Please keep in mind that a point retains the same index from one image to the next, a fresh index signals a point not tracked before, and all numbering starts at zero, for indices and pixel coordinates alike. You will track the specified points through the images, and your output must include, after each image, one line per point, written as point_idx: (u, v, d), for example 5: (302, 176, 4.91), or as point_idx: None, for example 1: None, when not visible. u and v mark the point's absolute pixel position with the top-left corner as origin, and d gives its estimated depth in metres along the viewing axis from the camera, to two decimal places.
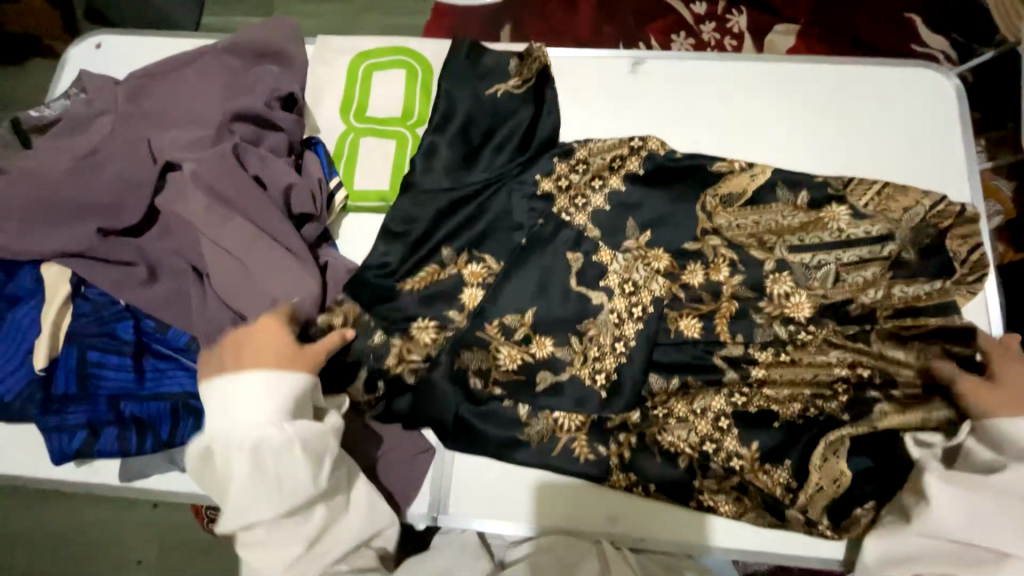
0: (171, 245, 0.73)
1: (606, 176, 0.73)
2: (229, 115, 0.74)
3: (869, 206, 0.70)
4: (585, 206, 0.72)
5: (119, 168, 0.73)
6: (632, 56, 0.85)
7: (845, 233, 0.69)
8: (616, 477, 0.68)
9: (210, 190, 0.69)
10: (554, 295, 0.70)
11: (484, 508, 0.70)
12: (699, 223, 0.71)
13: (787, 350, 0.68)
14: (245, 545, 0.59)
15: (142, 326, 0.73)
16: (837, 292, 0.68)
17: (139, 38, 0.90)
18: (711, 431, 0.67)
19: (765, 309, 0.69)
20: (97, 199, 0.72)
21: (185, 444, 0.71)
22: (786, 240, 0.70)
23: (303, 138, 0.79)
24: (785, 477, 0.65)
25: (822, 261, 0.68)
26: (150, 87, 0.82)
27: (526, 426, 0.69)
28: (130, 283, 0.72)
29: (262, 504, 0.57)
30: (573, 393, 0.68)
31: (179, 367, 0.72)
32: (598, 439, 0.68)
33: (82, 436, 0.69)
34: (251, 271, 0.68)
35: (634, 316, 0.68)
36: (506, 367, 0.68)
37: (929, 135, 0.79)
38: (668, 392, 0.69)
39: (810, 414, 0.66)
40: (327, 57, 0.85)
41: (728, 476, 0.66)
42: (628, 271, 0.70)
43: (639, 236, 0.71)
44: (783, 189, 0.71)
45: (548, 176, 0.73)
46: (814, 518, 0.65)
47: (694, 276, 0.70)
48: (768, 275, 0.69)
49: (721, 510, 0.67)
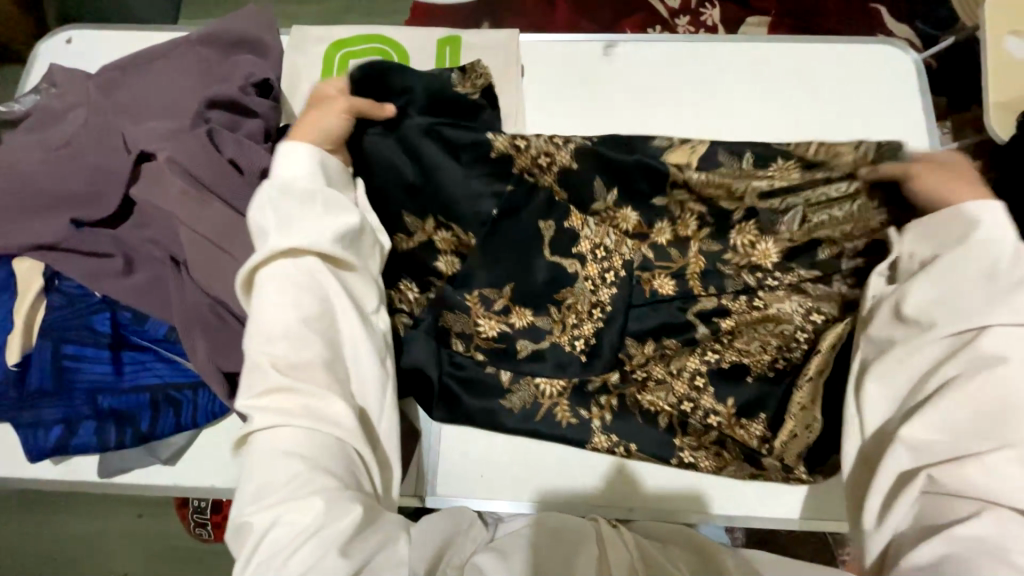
0: (148, 235, 0.72)
1: (564, 134, 0.71)
2: (203, 102, 0.73)
3: (820, 151, 0.69)
4: (551, 164, 0.69)
5: (94, 159, 0.73)
6: (605, 39, 0.86)
7: (805, 176, 0.69)
8: (598, 438, 0.70)
9: (185, 176, 0.69)
10: (524, 274, 0.69)
11: (472, 484, 0.71)
12: (670, 176, 0.70)
13: (757, 296, 0.70)
14: (263, 288, 0.57)
15: (119, 318, 0.71)
16: (804, 232, 0.69)
17: (111, 32, 0.89)
18: (689, 391, 0.69)
19: (732, 260, 0.71)
20: (72, 190, 0.71)
21: (167, 436, 0.70)
22: (754, 185, 0.69)
23: (279, 126, 0.78)
24: (761, 430, 0.68)
25: (792, 203, 0.69)
26: (124, 78, 0.81)
27: (509, 393, 0.70)
28: (105, 274, 0.70)
29: (297, 237, 0.58)
30: (552, 363, 0.69)
31: (159, 359, 0.71)
32: (579, 402, 0.70)
33: (61, 430, 0.68)
34: (233, 258, 0.68)
35: (608, 280, 0.70)
36: (487, 335, 0.70)
37: (894, 104, 0.82)
38: (645, 352, 0.71)
39: (780, 364, 0.69)
40: (303, 47, 0.86)
41: (707, 431, 0.69)
42: (600, 236, 0.71)
43: (607, 196, 0.71)
44: (727, 150, 0.71)
45: (503, 134, 0.68)
46: (788, 463, 0.67)
47: (662, 234, 0.72)
48: (734, 226, 0.71)
49: (702, 466, 0.69)
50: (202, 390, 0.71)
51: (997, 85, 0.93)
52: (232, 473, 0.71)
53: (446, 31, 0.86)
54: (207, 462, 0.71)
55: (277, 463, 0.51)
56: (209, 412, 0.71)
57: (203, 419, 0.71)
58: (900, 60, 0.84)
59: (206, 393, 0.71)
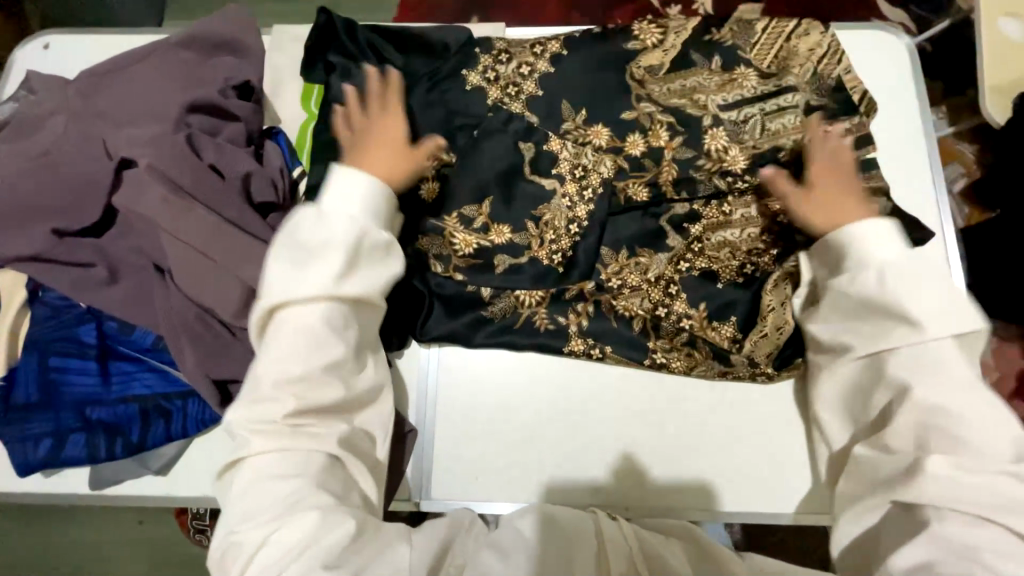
0: (132, 243, 0.71)
1: (533, 62, 0.75)
2: (183, 107, 0.72)
3: (771, 67, 0.73)
4: (518, 93, 0.74)
5: (71, 166, 0.71)
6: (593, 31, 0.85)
7: (758, 90, 0.72)
8: (575, 342, 0.73)
9: (165, 182, 0.67)
10: (502, 178, 0.72)
11: (466, 488, 0.71)
12: (633, 91, 0.73)
13: (725, 202, 0.72)
14: (283, 323, 0.56)
15: (105, 328, 0.71)
16: (766, 142, 0.71)
17: (89, 36, 0.87)
18: (663, 296, 0.73)
19: (704, 166, 0.72)
20: (51, 199, 0.70)
21: (158, 446, 0.69)
22: (713, 99, 0.72)
23: (263, 129, 0.78)
24: (731, 331, 0.72)
25: (749, 114, 0.72)
26: (101, 81, 0.78)
27: (490, 304, 0.73)
28: (89, 283, 0.69)
29: (352, 287, 0.58)
30: (530, 273, 0.71)
31: (147, 368, 0.71)
32: (558, 311, 0.73)
33: (49, 444, 0.67)
34: (217, 264, 0.67)
35: (585, 197, 0.72)
36: (464, 253, 0.72)
37: (890, 90, 0.81)
38: (620, 262, 0.73)
39: (748, 271, 0.72)
40: (285, 46, 0.84)
41: (679, 333, 0.72)
42: (579, 157, 0.72)
43: (575, 116, 0.73)
44: (698, 57, 0.74)
45: (476, 71, 0.76)
46: (756, 360, 0.71)
47: (636, 146, 0.72)
48: (706, 132, 0.72)
49: (674, 367, 0.72)
50: (191, 399, 0.70)
51: (994, 68, 0.91)
52: None
53: None
54: (198, 471, 0.71)
55: (265, 485, 0.52)
56: (199, 421, 0.70)
57: (193, 428, 0.70)
58: (895, 44, 0.83)
59: (196, 401, 0.70)
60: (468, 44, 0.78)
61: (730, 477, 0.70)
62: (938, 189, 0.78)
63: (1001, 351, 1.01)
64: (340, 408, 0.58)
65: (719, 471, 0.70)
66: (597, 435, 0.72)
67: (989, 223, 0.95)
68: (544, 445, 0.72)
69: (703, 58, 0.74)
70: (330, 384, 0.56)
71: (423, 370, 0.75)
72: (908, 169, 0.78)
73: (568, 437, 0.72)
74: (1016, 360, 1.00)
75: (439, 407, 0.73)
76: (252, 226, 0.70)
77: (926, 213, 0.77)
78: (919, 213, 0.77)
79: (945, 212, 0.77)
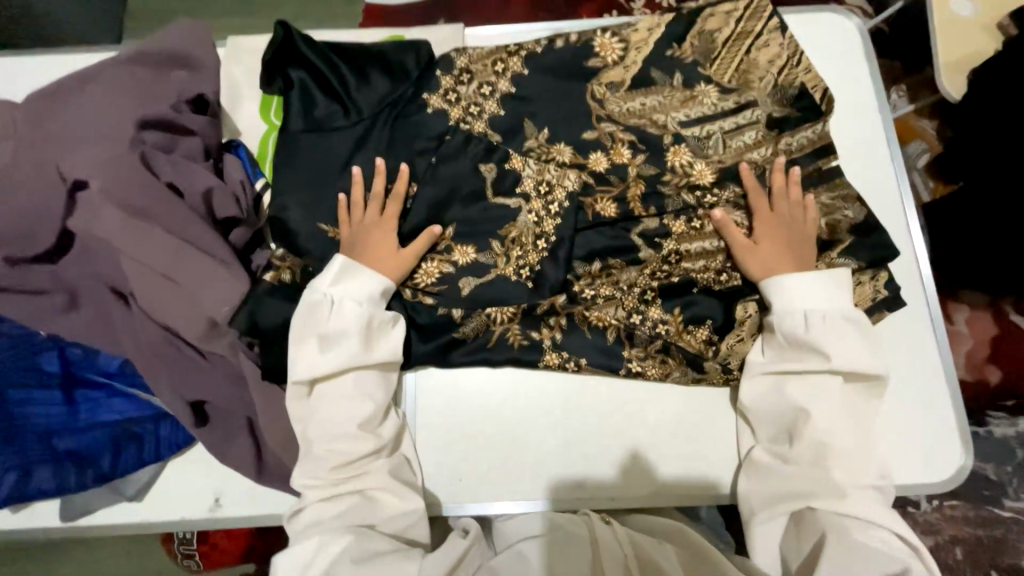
0: (90, 267, 0.69)
1: (493, 82, 0.75)
2: (134, 123, 0.70)
3: (733, 82, 0.73)
4: (481, 113, 0.74)
5: (19, 189, 0.68)
6: (554, 27, 0.86)
7: (719, 107, 0.72)
8: (550, 356, 0.72)
9: (119, 202, 0.65)
10: (466, 201, 0.72)
11: (452, 491, 0.71)
12: (593, 112, 0.74)
13: (694, 216, 0.72)
14: (326, 393, 0.66)
15: (68, 355, 0.69)
16: (728, 157, 0.72)
17: (36, 56, 0.85)
18: (637, 305, 0.73)
19: (671, 181, 0.72)
20: (1, 225, 0.68)
21: (130, 472, 0.68)
22: (674, 117, 0.73)
23: (221, 142, 0.76)
24: (706, 334, 0.72)
25: (711, 131, 0.72)
26: (48, 101, 0.75)
27: (462, 325, 0.72)
28: (51, 311, 0.68)
29: (374, 356, 0.66)
30: (500, 291, 0.71)
31: (114, 394, 0.69)
32: (530, 326, 0.73)
33: (14, 478, 0.65)
34: (180, 284, 0.66)
35: (553, 213, 0.71)
36: (427, 283, 0.71)
37: (850, 80, 0.82)
38: (592, 273, 0.73)
39: (722, 281, 0.72)
40: (241, 58, 0.82)
41: (653, 340, 0.72)
42: (541, 174, 0.72)
43: (538, 133, 0.74)
44: (658, 74, 0.73)
45: (436, 93, 0.74)
46: (728, 364, 0.71)
47: (599, 163, 0.73)
48: (669, 149, 0.72)
49: (649, 374, 0.72)
50: (163, 422, 0.69)
51: (947, 46, 0.94)
52: (203, 504, 0.69)
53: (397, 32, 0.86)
54: (176, 495, 0.69)
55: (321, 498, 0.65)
56: (172, 444, 0.69)
57: (167, 451, 0.69)
58: (851, 32, 0.84)
59: (168, 424, 0.69)
60: (430, 64, 0.76)
61: (711, 461, 0.71)
62: (898, 168, 0.79)
63: (973, 320, 1.03)
64: (378, 453, 0.66)
65: (701, 459, 0.71)
66: (585, 430, 0.72)
67: (952, 196, 0.97)
68: (526, 447, 0.72)
69: (663, 75, 0.73)
70: (370, 438, 0.65)
71: (400, 377, 0.74)
72: (868, 152, 0.80)
73: (552, 436, 0.72)
74: (987, 329, 1.03)
75: (419, 411, 0.73)
76: (213, 244, 0.68)
77: (886, 193, 0.79)
78: (880, 194, 0.79)
79: (906, 192, 0.79)
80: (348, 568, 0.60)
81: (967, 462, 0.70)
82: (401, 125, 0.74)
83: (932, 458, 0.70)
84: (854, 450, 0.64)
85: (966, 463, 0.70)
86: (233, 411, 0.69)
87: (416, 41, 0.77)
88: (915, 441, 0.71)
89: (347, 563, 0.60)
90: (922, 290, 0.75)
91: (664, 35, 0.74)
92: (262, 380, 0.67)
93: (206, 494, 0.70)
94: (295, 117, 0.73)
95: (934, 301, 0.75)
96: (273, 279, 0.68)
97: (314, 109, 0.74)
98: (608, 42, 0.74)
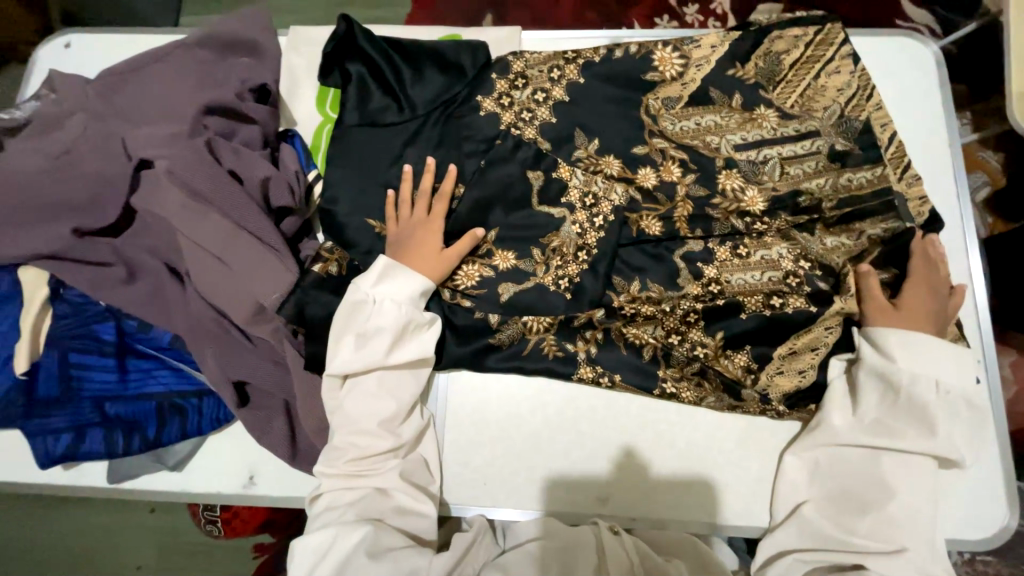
0: (150, 244, 0.72)
1: (548, 89, 0.74)
2: (199, 108, 0.73)
3: (795, 107, 0.71)
4: (533, 119, 0.74)
5: (91, 165, 0.71)
6: (611, 36, 0.84)
7: (777, 131, 0.70)
8: (584, 370, 0.72)
9: (184, 187, 0.68)
10: (510, 207, 0.72)
11: (472, 492, 0.72)
12: (646, 127, 0.73)
13: (741, 243, 0.71)
14: (356, 388, 0.67)
15: (123, 326, 0.73)
16: (784, 184, 0.70)
17: (107, 36, 0.88)
18: (678, 325, 0.71)
19: (720, 205, 0.71)
20: (72, 198, 0.71)
21: (172, 443, 0.71)
22: (729, 139, 0.71)
23: (278, 130, 0.78)
24: (746, 361, 0.70)
25: (767, 156, 0.70)
26: (123, 83, 0.78)
27: (498, 332, 0.73)
28: (108, 282, 0.71)
29: (399, 357, 0.67)
30: (538, 303, 0.71)
31: (163, 366, 0.73)
32: (566, 338, 0.73)
33: (69, 438, 0.69)
34: (232, 269, 0.69)
35: (596, 226, 0.71)
36: (466, 285, 0.72)
37: (916, 105, 0.79)
38: (632, 292, 0.72)
39: (774, 305, 0.69)
40: (301, 48, 0.84)
41: (691, 362, 0.71)
42: (589, 185, 0.72)
43: (588, 144, 0.73)
44: (717, 92, 0.72)
45: (491, 96, 0.74)
46: (767, 395, 0.70)
47: (648, 179, 0.72)
48: (720, 173, 0.71)
49: (683, 397, 0.72)
50: (207, 397, 0.72)
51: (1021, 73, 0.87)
52: (238, 480, 0.72)
53: (451, 32, 0.86)
54: (212, 469, 0.73)
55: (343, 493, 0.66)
56: (213, 419, 0.72)
57: (208, 426, 0.72)
58: (923, 58, 0.80)
59: (211, 400, 0.72)
60: (485, 66, 0.76)
61: (735, 492, 0.71)
62: (962, 200, 0.76)
63: (1019, 365, 0.95)
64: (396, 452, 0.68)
65: (723, 484, 0.71)
66: (609, 449, 0.72)
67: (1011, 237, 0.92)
68: (551, 455, 0.73)
69: (722, 96, 0.72)
70: (388, 437, 0.67)
71: (433, 377, 0.75)
72: (931, 186, 0.77)
73: (576, 447, 0.73)
74: None
75: (449, 407, 0.75)
76: (265, 231, 0.70)
77: (948, 229, 0.75)
78: (944, 230, 0.75)
79: (970, 230, 0.75)
80: (361, 561, 0.61)
81: (1012, 523, 0.67)
82: (452, 126, 0.74)
83: (976, 510, 0.68)
84: (899, 513, 0.62)
85: (1010, 525, 0.67)
86: (273, 394, 0.72)
87: (474, 42, 0.77)
88: (960, 495, 0.69)
89: (364, 556, 0.61)
90: (978, 338, 0.73)
91: (726, 54, 0.73)
92: (301, 367, 0.70)
93: (240, 472, 0.73)
94: (349, 110, 0.74)
95: (989, 345, 0.73)
96: (319, 271, 0.70)
97: (369, 106, 0.75)
98: (668, 57, 0.73)
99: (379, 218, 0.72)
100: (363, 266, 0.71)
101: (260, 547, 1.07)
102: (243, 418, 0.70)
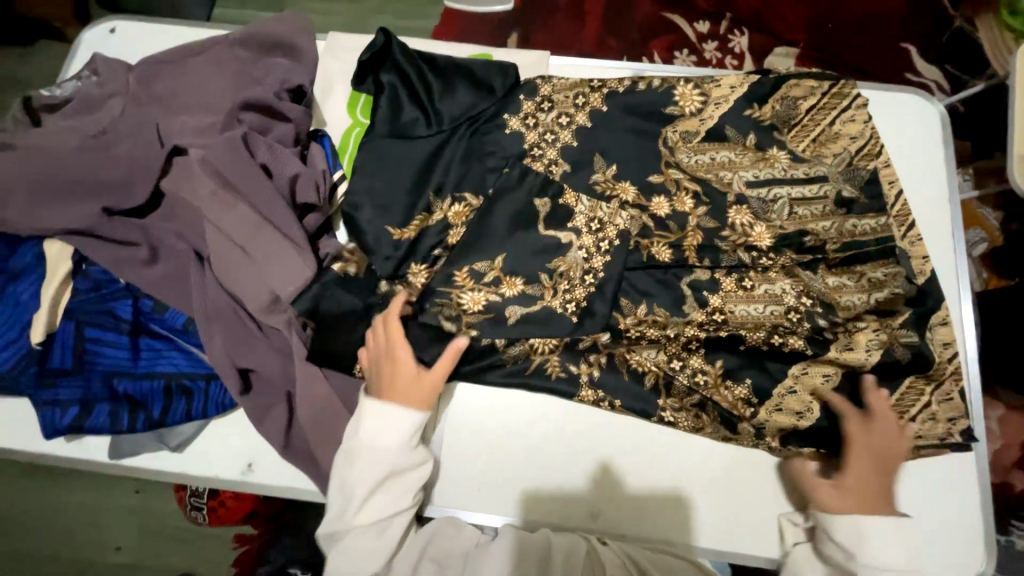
0: (175, 227, 0.75)
1: (572, 114, 0.77)
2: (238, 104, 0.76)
3: (806, 151, 0.74)
4: (555, 141, 0.77)
5: (127, 149, 0.74)
6: (635, 68, 0.88)
7: (788, 172, 0.74)
8: (585, 392, 0.74)
9: (217, 176, 0.71)
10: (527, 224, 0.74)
11: (463, 498, 0.73)
12: (663, 157, 0.76)
13: (746, 276, 0.73)
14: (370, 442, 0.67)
15: (141, 305, 0.75)
16: (791, 222, 0.73)
17: (152, 25, 0.91)
18: (679, 351, 0.74)
19: (729, 238, 0.74)
20: (104, 178, 0.73)
21: (177, 424, 0.72)
22: (742, 176, 0.74)
23: (310, 130, 0.81)
24: (744, 394, 0.72)
25: (777, 195, 0.74)
26: (165, 72, 0.81)
27: (505, 351, 0.74)
28: (131, 262, 0.73)
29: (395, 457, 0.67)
30: (545, 323, 0.72)
31: (174, 348, 0.74)
32: (569, 359, 0.75)
33: (76, 410, 0.70)
34: (253, 259, 0.71)
35: (602, 250, 0.73)
36: (473, 311, 0.71)
37: (919, 159, 0.82)
38: (638, 315, 0.74)
39: (774, 343, 0.71)
40: (339, 53, 0.87)
41: (690, 392, 0.73)
42: (593, 212, 0.74)
43: (606, 169, 0.76)
44: (734, 131, 0.75)
45: (517, 115, 0.77)
46: (760, 428, 0.72)
47: (661, 208, 0.75)
48: (731, 207, 0.74)
49: (680, 425, 0.73)
50: (213, 382, 0.74)
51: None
52: (236, 466, 0.73)
53: (482, 51, 0.90)
54: (212, 454, 0.74)
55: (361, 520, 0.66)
56: (218, 404, 0.73)
57: (213, 411, 0.73)
58: (930, 116, 0.84)
59: (217, 386, 0.74)
60: (514, 86, 0.79)
61: (722, 521, 0.72)
62: (959, 253, 0.79)
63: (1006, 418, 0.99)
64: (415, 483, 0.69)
65: (710, 511, 0.73)
66: (603, 468, 0.74)
67: (1005, 293, 0.95)
68: (546, 469, 0.74)
69: (738, 134, 0.75)
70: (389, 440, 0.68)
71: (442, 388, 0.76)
72: (931, 238, 0.80)
73: (570, 462, 0.74)
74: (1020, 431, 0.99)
75: (451, 419, 0.76)
76: (288, 226, 0.72)
77: (944, 279, 0.79)
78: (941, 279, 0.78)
79: (965, 282, 0.78)
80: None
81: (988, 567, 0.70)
82: (477, 142, 0.77)
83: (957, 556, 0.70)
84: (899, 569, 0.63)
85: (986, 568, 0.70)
86: (277, 385, 0.73)
87: (505, 63, 0.81)
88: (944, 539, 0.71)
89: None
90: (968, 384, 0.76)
91: (744, 95, 0.76)
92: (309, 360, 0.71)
93: (239, 459, 0.74)
94: (381, 120, 0.77)
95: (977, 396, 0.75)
96: (337, 270, 0.72)
97: (399, 115, 0.78)
98: (688, 93, 0.77)
99: (397, 222, 0.73)
100: (381, 270, 0.72)
101: (242, 538, 1.07)
102: (247, 404, 0.72)
